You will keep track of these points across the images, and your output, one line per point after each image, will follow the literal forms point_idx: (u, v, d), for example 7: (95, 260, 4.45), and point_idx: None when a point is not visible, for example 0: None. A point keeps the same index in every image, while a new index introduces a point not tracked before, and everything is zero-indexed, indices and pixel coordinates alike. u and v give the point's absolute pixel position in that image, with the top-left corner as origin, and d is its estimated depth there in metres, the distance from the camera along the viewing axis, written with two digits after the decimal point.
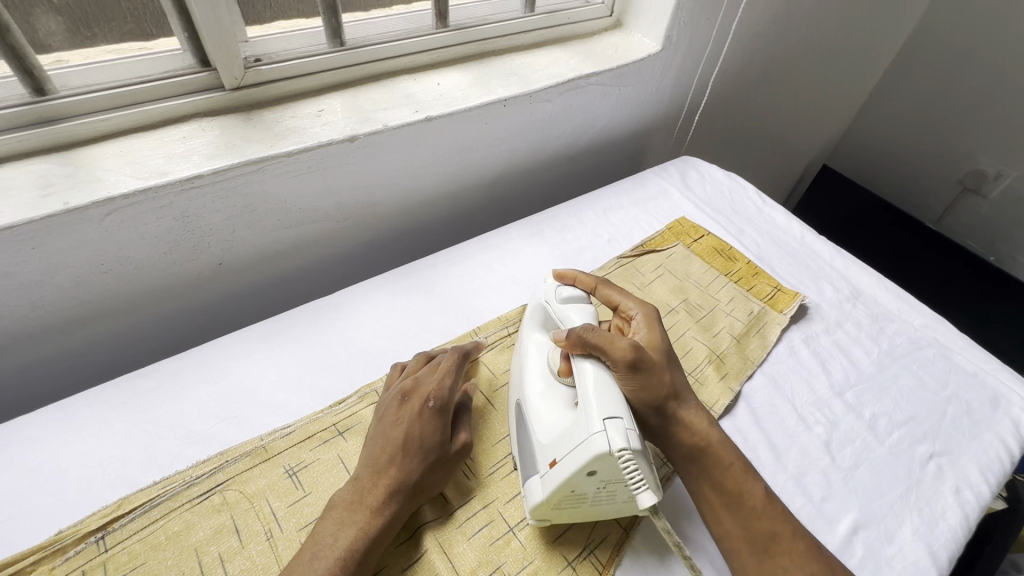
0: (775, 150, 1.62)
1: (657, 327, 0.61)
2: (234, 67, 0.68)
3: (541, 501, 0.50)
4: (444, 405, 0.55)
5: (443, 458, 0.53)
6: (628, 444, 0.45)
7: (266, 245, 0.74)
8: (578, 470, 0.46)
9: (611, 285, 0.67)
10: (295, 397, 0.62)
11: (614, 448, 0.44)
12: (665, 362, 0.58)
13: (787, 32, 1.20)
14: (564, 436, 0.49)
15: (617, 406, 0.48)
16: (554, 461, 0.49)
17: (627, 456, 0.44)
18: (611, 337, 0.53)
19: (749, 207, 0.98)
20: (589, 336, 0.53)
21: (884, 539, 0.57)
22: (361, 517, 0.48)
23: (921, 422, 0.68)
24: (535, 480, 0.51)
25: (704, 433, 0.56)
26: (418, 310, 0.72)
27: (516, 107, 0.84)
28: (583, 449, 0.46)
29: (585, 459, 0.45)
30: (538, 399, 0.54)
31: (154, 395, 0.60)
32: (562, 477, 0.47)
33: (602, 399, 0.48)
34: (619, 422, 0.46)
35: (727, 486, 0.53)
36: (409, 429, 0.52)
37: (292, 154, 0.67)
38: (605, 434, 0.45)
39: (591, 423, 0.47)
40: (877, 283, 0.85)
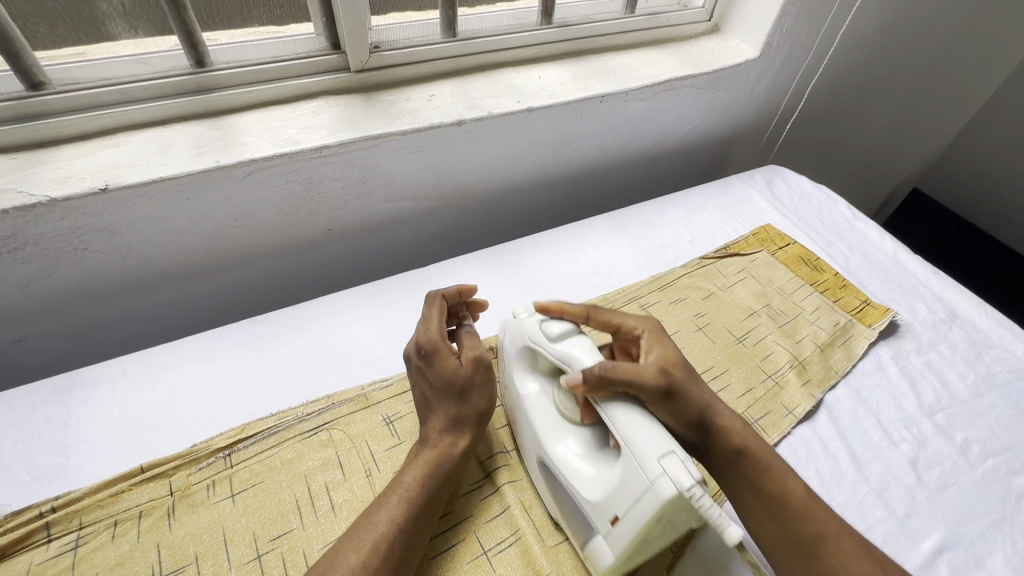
0: (862, 168, 1.55)
1: (666, 339, 0.58)
2: (362, 51, 0.75)
3: (612, 562, 0.46)
4: (432, 345, 0.54)
5: (468, 384, 0.54)
6: (691, 476, 0.41)
7: (372, 216, 0.81)
8: (648, 520, 0.42)
9: (601, 308, 0.61)
10: (392, 355, 0.67)
11: (683, 489, 0.41)
12: (688, 376, 0.54)
13: (892, 45, 1.16)
14: (617, 489, 0.45)
15: (663, 440, 0.44)
16: (616, 517, 0.45)
17: (699, 493, 0.40)
18: (635, 367, 0.49)
19: (839, 221, 0.96)
20: (612, 375, 0.48)
21: (972, 563, 0.55)
22: (421, 456, 0.52)
23: (1018, 452, 0.65)
24: (602, 539, 0.47)
25: (740, 438, 0.53)
26: (505, 289, 0.76)
27: (611, 104, 0.87)
28: (649, 500, 0.42)
29: (652, 507, 0.42)
30: (569, 455, 0.51)
31: (272, 338, 0.67)
32: (632, 532, 0.43)
33: (647, 440, 0.44)
34: (674, 457, 0.42)
35: (770, 493, 0.51)
36: (421, 385, 0.55)
37: (406, 133, 0.73)
38: (667, 475, 0.41)
39: (647, 468, 0.43)
40: (977, 308, 0.82)
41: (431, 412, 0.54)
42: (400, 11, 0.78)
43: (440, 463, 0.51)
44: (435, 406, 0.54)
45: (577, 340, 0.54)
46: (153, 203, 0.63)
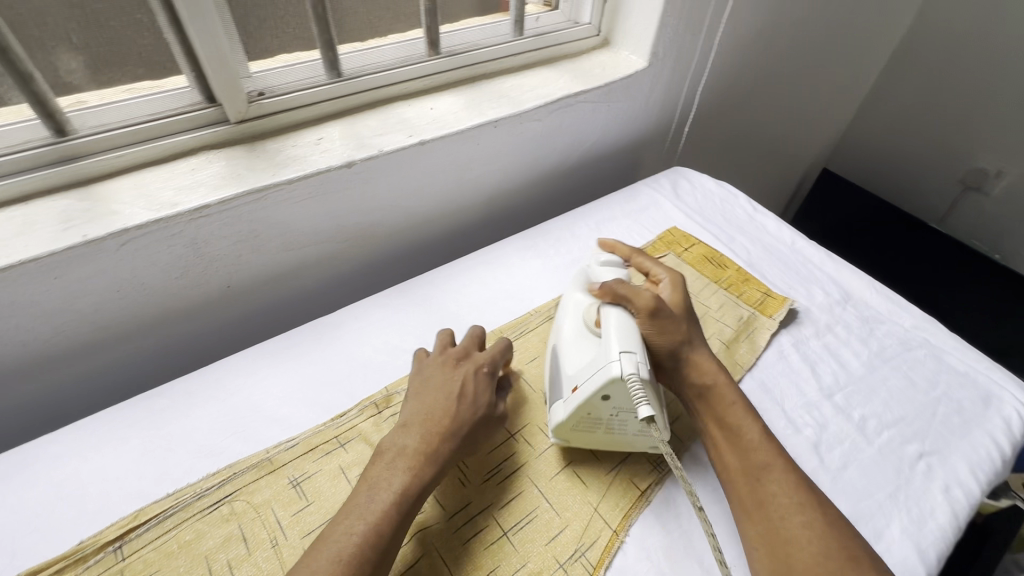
0: (771, 154, 1.63)
1: (680, 289, 0.70)
2: (238, 101, 0.73)
3: (560, 423, 0.58)
4: (495, 373, 0.63)
5: (493, 420, 0.60)
6: (637, 370, 0.53)
7: (272, 266, 0.79)
8: (594, 392, 0.54)
9: (644, 255, 0.77)
10: (299, 411, 0.65)
11: (624, 373, 0.53)
12: (684, 316, 0.66)
13: (774, 42, 1.22)
14: (586, 368, 0.57)
15: (633, 342, 0.56)
16: (576, 387, 0.57)
17: (635, 381, 0.52)
18: (634, 288, 0.63)
19: (740, 215, 1.00)
20: (618, 289, 0.62)
21: (872, 538, 0.58)
22: (409, 461, 0.52)
23: (910, 422, 0.69)
24: (558, 406, 0.59)
25: (710, 376, 0.62)
26: (417, 325, 0.76)
27: (506, 128, 0.88)
28: (600, 374, 0.54)
29: (601, 380, 0.54)
30: (570, 342, 0.62)
31: (168, 413, 0.64)
32: (580, 398, 0.56)
33: (624, 338, 0.56)
34: (633, 355, 0.54)
35: (731, 424, 0.58)
36: (467, 384, 0.59)
37: (292, 181, 0.71)
38: (619, 362, 0.53)
39: (609, 353, 0.55)
40: (868, 286, 0.87)
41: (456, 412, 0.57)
42: (289, 52, 0.80)
43: (431, 474, 0.53)
44: (463, 411, 0.57)
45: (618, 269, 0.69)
46: (16, 288, 0.59)
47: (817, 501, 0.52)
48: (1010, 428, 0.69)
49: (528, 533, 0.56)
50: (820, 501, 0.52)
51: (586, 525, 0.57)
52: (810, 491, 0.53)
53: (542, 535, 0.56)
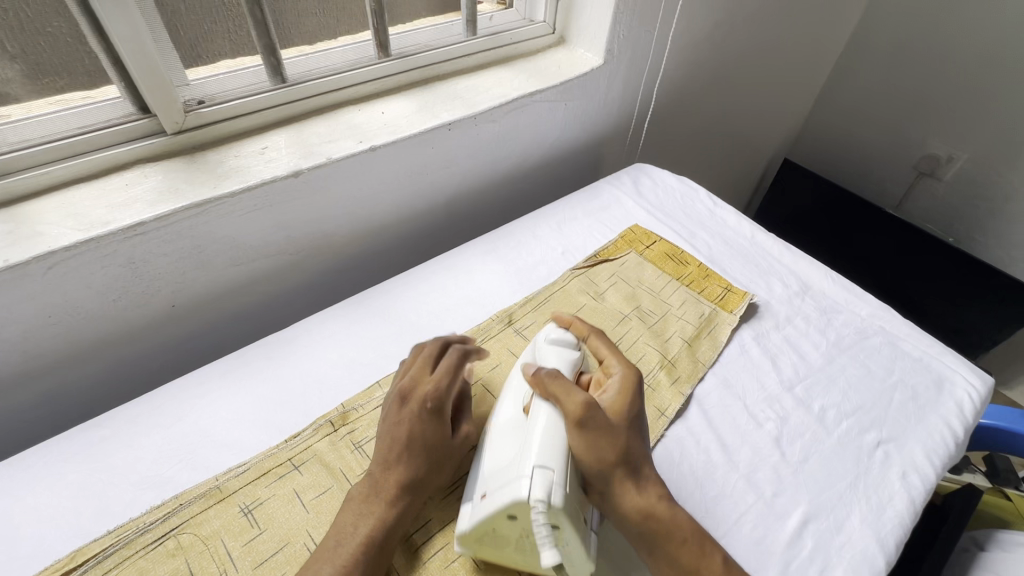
0: (733, 146, 1.65)
1: (631, 394, 0.57)
2: (174, 112, 0.69)
3: (464, 532, 0.50)
4: (442, 404, 0.56)
5: (448, 452, 0.56)
6: (546, 496, 0.47)
7: (220, 282, 0.75)
8: (500, 508, 0.48)
9: (602, 336, 0.65)
10: (250, 434, 0.62)
11: (530, 496, 0.47)
12: (628, 431, 0.55)
13: (729, 37, 1.23)
14: (503, 471, 0.51)
15: (552, 456, 0.50)
16: (485, 493, 0.51)
17: (540, 507, 0.47)
18: (568, 387, 0.54)
19: (700, 210, 1.01)
20: (549, 383, 0.55)
21: (834, 529, 0.59)
22: (372, 513, 0.52)
23: (868, 410, 0.70)
24: (466, 510, 0.52)
25: (655, 505, 0.53)
26: (375, 337, 0.74)
27: (461, 130, 0.86)
28: (508, 489, 0.49)
29: (508, 497, 0.48)
30: (501, 432, 0.56)
31: (109, 444, 0.60)
32: (485, 510, 0.49)
33: (544, 450, 0.50)
34: (548, 473, 0.48)
35: (684, 566, 0.50)
36: (412, 428, 0.55)
37: (235, 194, 0.68)
38: (529, 479, 0.48)
39: (523, 466, 0.49)
40: (825, 277, 0.88)
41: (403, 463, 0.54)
42: (232, 59, 0.77)
43: (395, 515, 0.52)
44: (414, 457, 0.54)
45: (564, 355, 0.61)
46: None
47: None
48: (962, 410, 0.71)
49: None
50: None
51: None
52: None
53: None
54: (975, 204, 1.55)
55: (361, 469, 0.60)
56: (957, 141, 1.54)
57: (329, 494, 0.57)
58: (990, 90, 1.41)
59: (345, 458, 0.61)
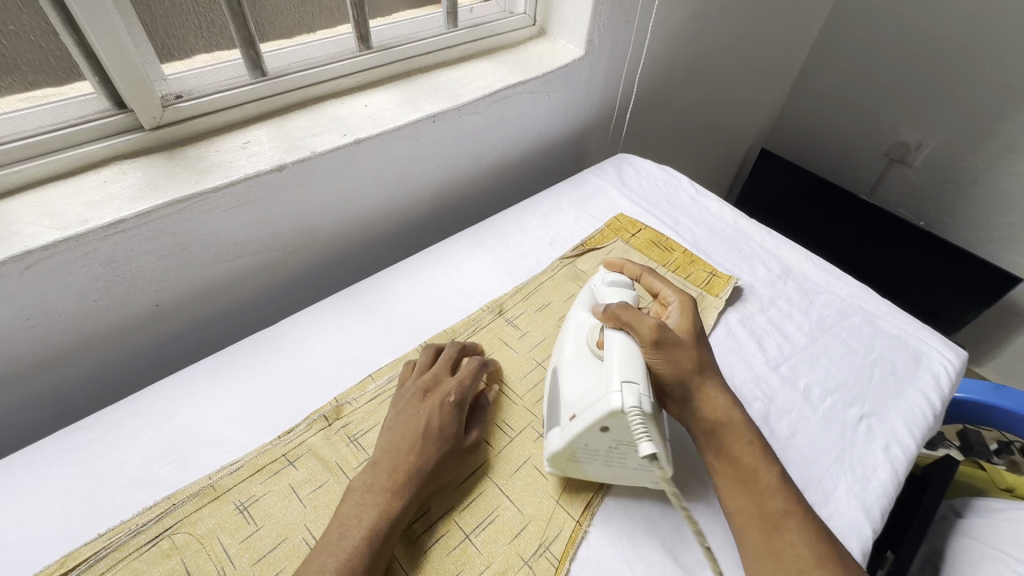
0: (711, 137, 1.68)
1: (689, 312, 0.66)
2: (152, 106, 0.68)
3: (556, 451, 0.56)
4: (462, 401, 0.61)
5: (457, 448, 0.58)
6: (638, 403, 0.50)
7: (204, 281, 0.74)
8: (592, 423, 0.52)
9: (655, 275, 0.73)
10: (242, 432, 0.61)
11: (625, 406, 0.50)
12: (696, 342, 0.63)
13: (706, 28, 1.25)
14: (586, 395, 0.54)
15: (636, 372, 0.53)
16: (573, 416, 0.55)
17: (636, 415, 0.50)
18: (638, 314, 0.59)
19: (683, 198, 1.02)
20: (621, 313, 0.59)
21: (822, 501, 0.61)
22: (377, 502, 0.52)
23: (851, 387, 0.72)
24: (555, 433, 0.56)
25: (724, 410, 0.59)
26: (365, 331, 0.73)
27: (445, 122, 0.86)
28: (599, 405, 0.52)
29: (601, 412, 0.51)
30: (569, 364, 0.60)
31: (96, 446, 0.59)
32: (576, 428, 0.53)
33: (628, 367, 0.53)
34: (636, 387, 0.51)
35: (745, 466, 0.56)
36: (433, 416, 0.58)
37: (218, 189, 0.67)
38: (620, 394, 0.51)
39: (610, 382, 0.52)
40: (806, 260, 0.90)
41: (420, 451, 0.55)
42: (209, 52, 0.75)
43: (401, 506, 0.52)
44: (428, 447, 0.56)
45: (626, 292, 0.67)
46: None
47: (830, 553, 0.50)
48: (939, 383, 0.73)
49: (491, 533, 0.55)
50: (834, 552, 0.51)
51: (550, 519, 0.57)
52: (818, 528, 0.52)
53: (506, 534, 0.55)
54: (944, 188, 1.60)
55: (358, 461, 0.60)
56: (925, 128, 1.59)
57: (326, 488, 0.57)
58: (955, 77, 1.46)
59: (341, 451, 0.60)
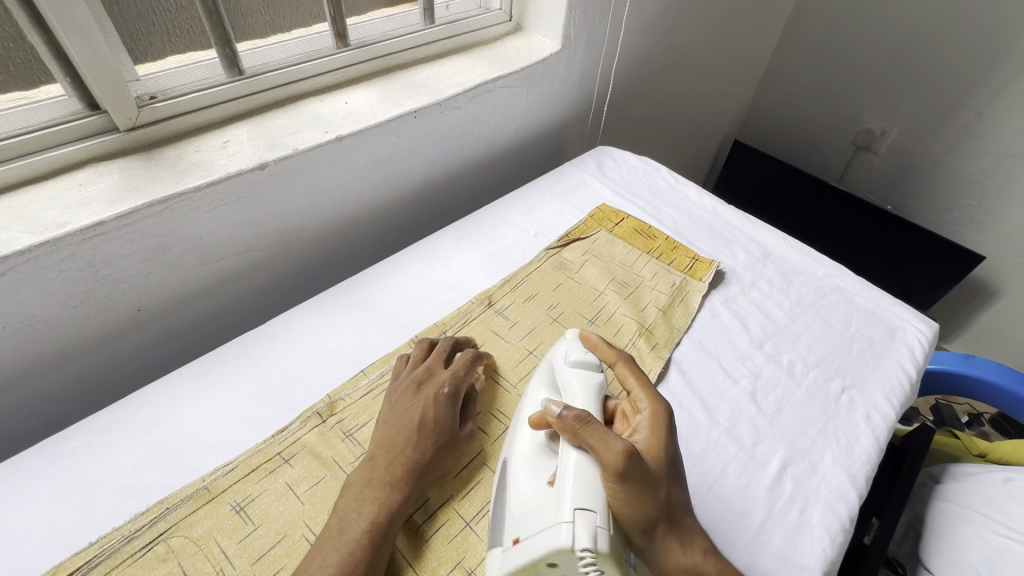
0: (685, 130, 1.71)
1: (662, 431, 0.53)
2: (127, 106, 0.66)
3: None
4: (456, 393, 0.61)
5: (454, 440, 0.58)
6: (593, 543, 0.43)
7: (187, 283, 0.73)
8: (539, 558, 0.45)
9: (631, 364, 0.60)
10: (235, 433, 0.61)
11: (576, 546, 0.43)
12: (666, 476, 0.51)
13: (677, 22, 1.28)
14: (535, 516, 0.47)
15: (593, 497, 0.46)
16: (516, 539, 0.48)
17: (588, 557, 0.43)
18: (604, 437, 0.48)
19: (663, 187, 1.04)
20: (580, 429, 0.49)
21: (809, 471, 0.63)
22: (374, 497, 0.52)
23: (831, 360, 0.75)
24: (496, 556, 0.49)
25: (694, 561, 0.50)
26: (355, 328, 0.73)
27: (427, 118, 0.86)
28: (546, 536, 0.45)
29: (547, 545, 0.44)
30: (521, 464, 0.54)
31: (83, 455, 0.57)
32: (519, 558, 0.46)
33: (582, 488, 0.46)
34: (591, 515, 0.45)
35: None
36: (428, 409, 0.58)
37: (200, 189, 0.66)
38: (571, 526, 0.44)
39: (561, 510, 0.45)
40: (783, 242, 0.93)
41: (415, 446, 0.55)
42: (186, 52, 0.74)
43: (400, 499, 0.52)
44: (425, 440, 0.56)
45: (591, 384, 0.58)
46: None
47: None
48: (913, 354, 0.77)
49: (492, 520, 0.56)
50: None
51: None
52: None
53: None
54: (909, 172, 1.67)
55: (355, 456, 0.59)
56: (889, 115, 1.65)
57: (324, 484, 0.57)
58: (916, 66, 1.52)
59: (337, 447, 0.60)
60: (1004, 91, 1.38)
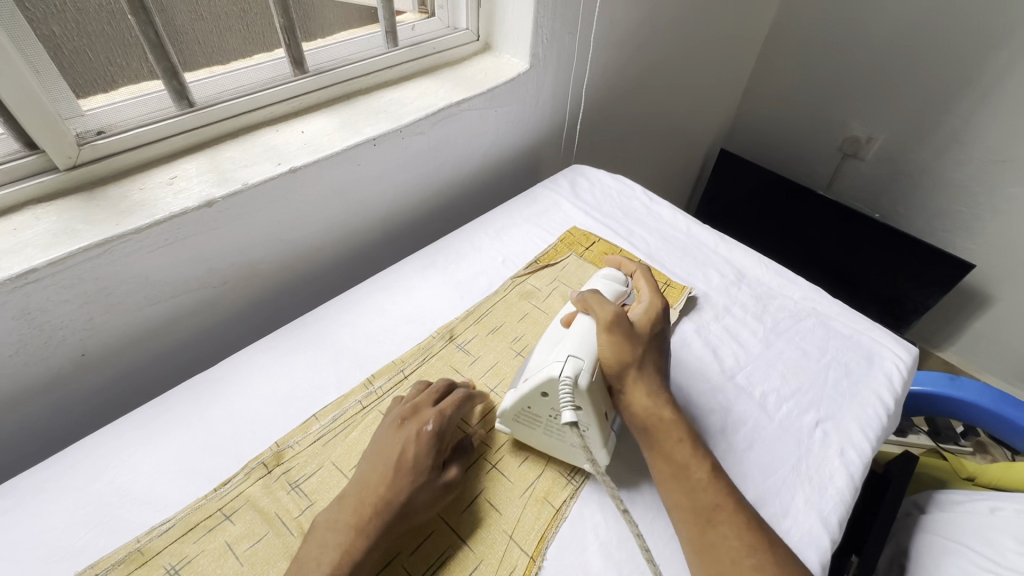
0: (668, 140, 1.69)
1: (656, 312, 0.68)
2: (66, 146, 0.64)
3: (506, 409, 0.61)
4: (441, 433, 0.58)
5: (431, 485, 0.55)
6: (573, 374, 0.57)
7: (135, 324, 0.70)
8: (535, 385, 0.58)
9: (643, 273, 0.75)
10: (176, 487, 0.58)
11: (561, 374, 0.57)
12: (651, 339, 0.65)
13: (652, 36, 1.26)
14: (539, 362, 0.61)
15: (585, 351, 0.60)
16: (524, 379, 0.61)
17: (567, 382, 0.56)
18: (603, 302, 0.65)
19: (637, 207, 1.02)
20: (587, 299, 0.66)
21: (780, 513, 0.60)
22: (339, 541, 0.50)
23: (806, 392, 0.72)
24: (508, 395, 0.62)
25: (657, 407, 0.61)
26: (309, 368, 0.70)
27: (387, 145, 0.84)
28: (542, 373, 0.58)
29: (543, 376, 0.58)
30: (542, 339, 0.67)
31: (12, 515, 0.54)
32: (523, 389, 0.59)
33: (577, 344, 0.60)
34: (578, 360, 0.58)
35: (677, 460, 0.58)
36: (408, 448, 0.56)
37: (142, 230, 0.63)
38: (560, 364, 0.58)
39: (557, 356, 0.59)
40: (759, 263, 0.90)
41: (388, 487, 0.53)
42: (135, 83, 0.71)
43: (365, 546, 0.50)
44: (400, 484, 0.53)
45: (612, 285, 0.72)
46: None
47: (760, 539, 0.53)
48: (892, 382, 0.74)
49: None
50: (754, 529, 0.53)
51: (503, 556, 0.55)
52: (754, 532, 0.53)
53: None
54: (896, 180, 1.64)
55: (299, 509, 0.57)
56: (875, 122, 1.62)
57: (265, 542, 0.54)
58: (900, 72, 1.50)
59: (281, 501, 0.57)
60: (989, 97, 1.36)
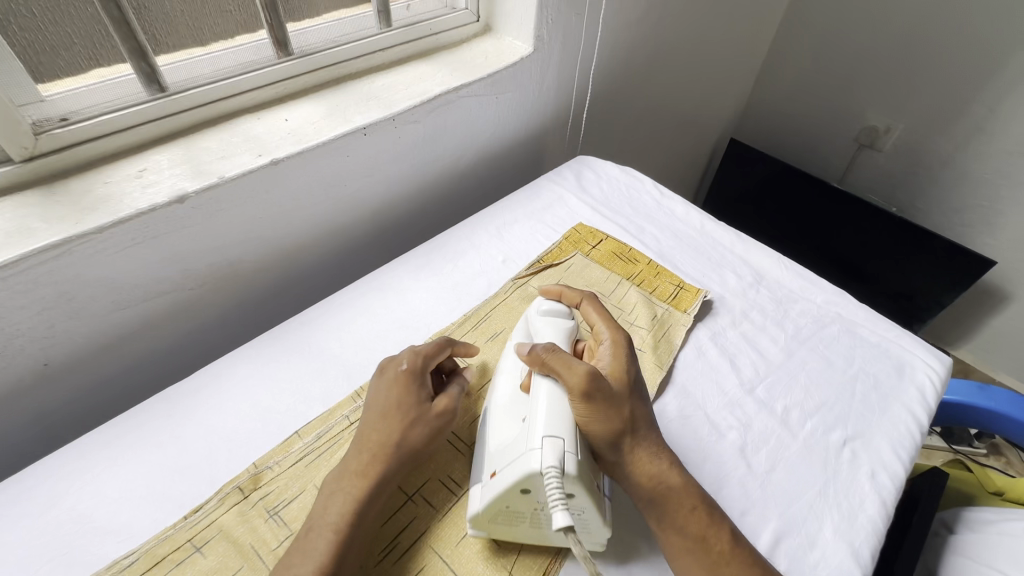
0: (677, 129, 1.62)
1: (624, 358, 0.59)
2: (21, 136, 0.57)
3: (477, 513, 0.51)
4: (420, 370, 0.57)
5: (424, 414, 0.54)
6: (557, 462, 0.48)
7: (103, 330, 0.65)
8: (513, 483, 0.49)
9: (596, 304, 0.67)
10: (142, 513, 0.53)
11: (543, 467, 0.48)
12: (630, 394, 0.56)
13: (663, 18, 1.18)
14: (509, 450, 0.52)
15: (562, 427, 0.51)
16: (494, 472, 0.52)
17: (552, 474, 0.47)
18: (568, 362, 0.55)
19: (647, 202, 0.95)
20: (548, 359, 0.56)
21: (807, 545, 0.54)
22: (343, 486, 0.50)
23: (832, 407, 0.66)
24: (475, 491, 0.53)
25: (658, 472, 0.54)
26: (292, 379, 0.64)
27: (379, 134, 0.77)
28: (519, 465, 0.49)
29: (521, 471, 0.49)
30: (501, 412, 0.58)
31: None
32: (496, 487, 0.50)
33: (552, 422, 0.51)
34: (558, 442, 0.50)
35: (692, 533, 0.51)
36: (389, 390, 0.55)
37: (105, 229, 0.57)
38: (540, 452, 0.49)
39: (532, 441, 0.50)
40: (779, 264, 0.84)
41: (379, 427, 0.53)
42: (99, 66, 0.65)
43: (373, 482, 0.50)
44: (390, 423, 0.53)
45: (559, 323, 0.64)
46: None
47: None
48: (924, 395, 0.68)
49: None
50: None
51: None
52: None
53: None
54: (914, 172, 1.57)
55: (277, 540, 0.52)
56: (894, 111, 1.55)
57: None
58: (923, 58, 1.42)
59: (258, 530, 0.52)
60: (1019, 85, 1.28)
